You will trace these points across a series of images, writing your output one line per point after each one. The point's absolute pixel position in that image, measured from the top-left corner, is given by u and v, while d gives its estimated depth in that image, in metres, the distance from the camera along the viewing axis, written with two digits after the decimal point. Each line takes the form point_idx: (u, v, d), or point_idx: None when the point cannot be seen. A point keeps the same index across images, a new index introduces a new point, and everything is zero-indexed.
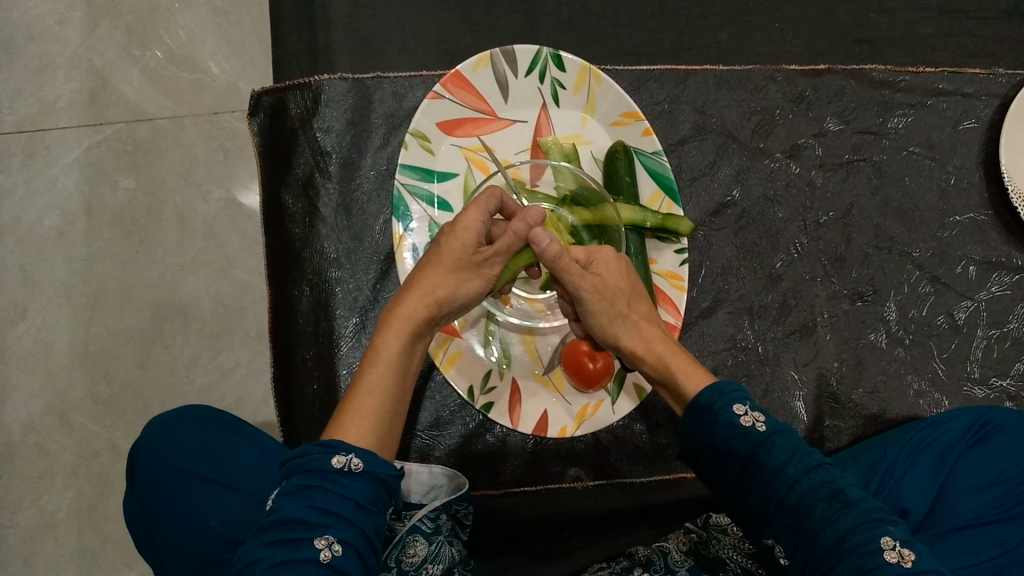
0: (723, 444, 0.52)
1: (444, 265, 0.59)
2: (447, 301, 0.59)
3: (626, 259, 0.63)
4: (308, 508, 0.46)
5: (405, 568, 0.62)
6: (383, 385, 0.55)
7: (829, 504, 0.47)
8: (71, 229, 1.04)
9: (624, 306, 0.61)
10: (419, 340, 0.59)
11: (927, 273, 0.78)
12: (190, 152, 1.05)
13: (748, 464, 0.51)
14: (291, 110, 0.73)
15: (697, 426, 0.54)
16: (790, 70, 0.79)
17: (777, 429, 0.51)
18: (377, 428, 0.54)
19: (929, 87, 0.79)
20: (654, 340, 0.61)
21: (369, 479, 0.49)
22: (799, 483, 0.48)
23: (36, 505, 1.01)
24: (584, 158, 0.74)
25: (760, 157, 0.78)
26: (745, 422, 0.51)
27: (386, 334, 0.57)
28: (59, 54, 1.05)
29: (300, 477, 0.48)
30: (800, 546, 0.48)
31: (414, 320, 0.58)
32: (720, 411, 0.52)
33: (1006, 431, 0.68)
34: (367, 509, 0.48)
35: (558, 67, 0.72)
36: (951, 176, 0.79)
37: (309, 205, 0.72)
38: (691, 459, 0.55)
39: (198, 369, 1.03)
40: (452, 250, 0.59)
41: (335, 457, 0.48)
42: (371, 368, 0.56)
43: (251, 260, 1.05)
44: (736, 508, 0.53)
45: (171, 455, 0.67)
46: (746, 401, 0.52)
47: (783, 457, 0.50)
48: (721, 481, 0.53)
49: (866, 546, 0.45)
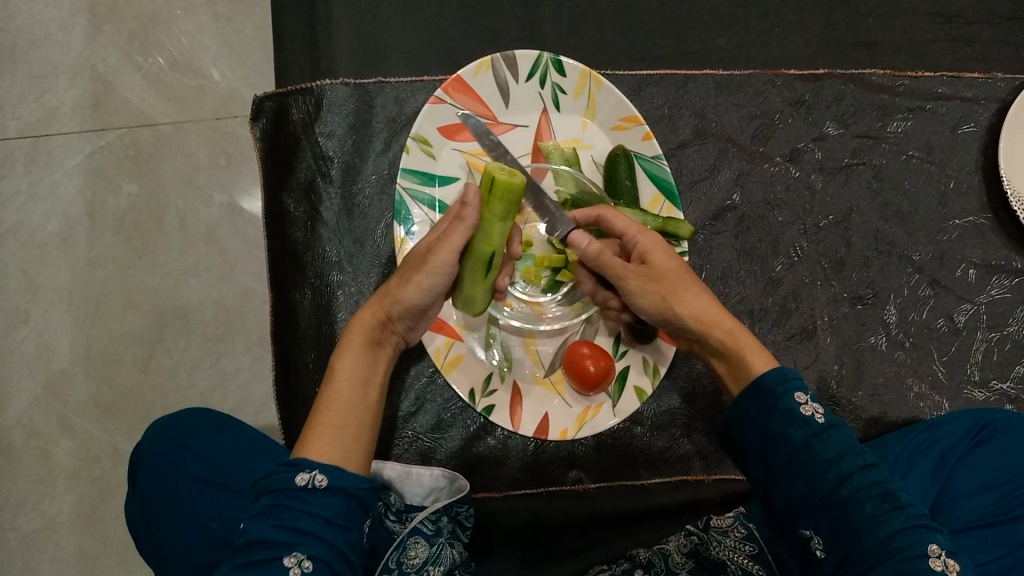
0: (778, 429, 0.52)
1: (394, 275, 0.62)
2: (394, 304, 0.60)
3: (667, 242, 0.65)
4: (275, 527, 0.47)
5: (406, 569, 0.62)
6: (340, 397, 0.56)
7: (880, 503, 0.47)
8: (73, 234, 1.04)
9: (679, 279, 0.62)
10: (380, 348, 0.61)
11: (926, 276, 0.78)
12: (192, 157, 1.05)
13: (798, 455, 0.50)
14: (293, 115, 0.73)
15: (753, 408, 0.54)
16: (790, 74, 0.79)
17: (836, 423, 0.51)
18: (340, 444, 0.53)
19: (928, 91, 0.80)
20: (720, 315, 0.60)
21: (337, 494, 0.49)
22: (852, 478, 0.48)
23: (37, 509, 1.01)
24: (584, 163, 0.75)
25: (760, 161, 0.78)
26: (805, 412, 0.52)
27: (342, 352, 0.59)
28: (62, 60, 1.06)
29: (267, 498, 0.49)
30: (839, 542, 0.48)
31: (366, 329, 0.60)
32: (780, 396, 0.53)
33: (1006, 432, 0.69)
34: (337, 523, 0.48)
35: (558, 71, 0.73)
36: (950, 179, 0.79)
37: (311, 209, 0.72)
38: (739, 441, 0.55)
39: (199, 373, 1.03)
40: (405, 259, 0.63)
41: (298, 474, 0.49)
42: (329, 385, 0.57)
43: (253, 264, 1.06)
44: (773, 498, 0.52)
45: (175, 455, 0.68)
46: (808, 392, 0.53)
47: (838, 451, 0.50)
48: (765, 468, 0.53)
49: (910, 551, 0.46)
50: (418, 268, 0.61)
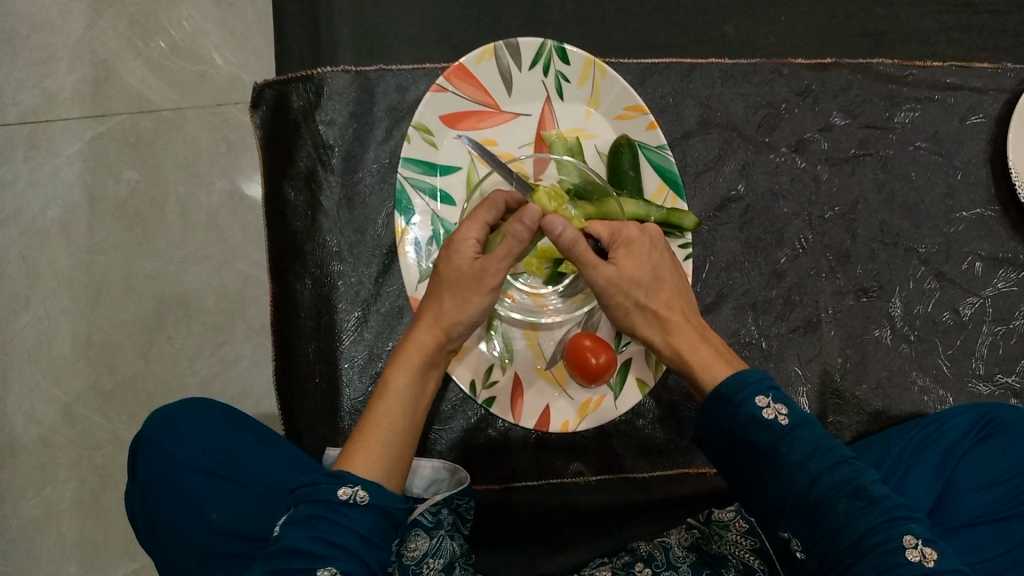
0: (744, 435, 0.51)
1: (446, 288, 0.60)
2: (453, 325, 0.59)
3: (652, 240, 0.63)
4: (313, 539, 0.47)
5: (406, 562, 0.63)
6: (392, 416, 0.56)
7: (852, 501, 0.47)
8: (73, 221, 1.04)
9: (642, 295, 0.61)
10: (432, 368, 0.60)
11: (932, 268, 0.77)
12: (193, 144, 1.04)
13: (767, 458, 0.50)
14: (293, 103, 0.72)
15: (717, 415, 0.54)
16: (797, 63, 0.78)
17: (801, 422, 0.51)
18: (386, 463, 0.54)
19: (937, 82, 0.79)
20: (676, 330, 0.61)
21: (375, 512, 0.50)
22: (821, 479, 0.48)
23: (38, 496, 1.01)
24: (587, 153, 0.74)
25: (765, 152, 0.77)
26: (767, 415, 0.51)
27: (394, 367, 0.58)
28: (62, 45, 1.05)
29: (307, 507, 0.49)
30: (817, 543, 0.48)
31: (424, 350, 0.59)
32: (741, 402, 0.52)
33: (1010, 428, 0.68)
34: (371, 541, 0.49)
35: (562, 59, 0.72)
36: (958, 171, 0.78)
37: (311, 198, 0.72)
38: (709, 446, 0.55)
39: (201, 361, 1.03)
40: (451, 272, 0.59)
41: (341, 488, 0.49)
42: (380, 402, 0.57)
43: (254, 252, 1.05)
44: (751, 501, 0.52)
45: (173, 447, 0.68)
46: (769, 394, 0.52)
47: (805, 451, 0.49)
48: (738, 471, 0.53)
49: (887, 545, 0.46)
50: (473, 288, 0.59)
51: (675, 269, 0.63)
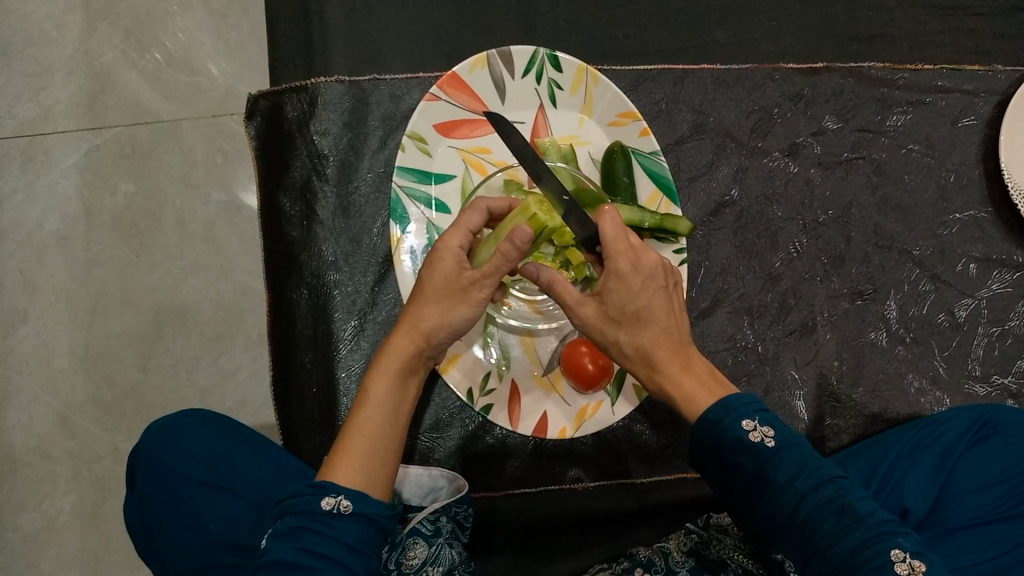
0: (732, 459, 0.51)
1: (428, 297, 0.59)
2: (434, 330, 0.59)
3: (647, 276, 0.56)
4: (297, 551, 0.48)
5: (405, 570, 0.64)
6: (375, 424, 0.55)
7: (838, 519, 0.47)
8: (71, 233, 1.04)
9: (623, 334, 0.57)
10: (412, 375, 0.59)
11: (926, 271, 0.77)
12: (189, 155, 1.05)
13: (755, 479, 0.50)
14: (288, 114, 0.72)
15: (705, 440, 0.53)
16: (788, 68, 0.79)
17: (786, 443, 0.50)
18: (369, 469, 0.53)
19: (927, 85, 0.79)
20: (653, 367, 0.57)
21: (361, 520, 0.50)
22: (807, 498, 0.48)
23: (38, 508, 1.01)
24: (581, 159, 0.74)
25: (758, 156, 0.78)
26: (753, 439, 0.50)
27: (375, 374, 0.57)
28: (57, 59, 1.05)
29: (291, 518, 0.50)
30: (808, 561, 0.48)
31: (403, 356, 0.58)
32: (728, 426, 0.51)
33: (1008, 428, 0.68)
34: (359, 550, 0.49)
35: (555, 67, 0.72)
36: (950, 173, 0.79)
37: (306, 208, 0.72)
38: (700, 465, 0.55)
39: (199, 372, 1.03)
40: (436, 279, 0.59)
41: (324, 498, 0.49)
42: (360, 410, 0.56)
43: (251, 263, 1.06)
44: (743, 520, 0.53)
45: (168, 458, 0.67)
46: (754, 417, 0.51)
47: (791, 472, 0.49)
48: (730, 491, 0.53)
49: (876, 560, 0.46)
50: (459, 299, 0.59)
51: (666, 295, 0.57)
